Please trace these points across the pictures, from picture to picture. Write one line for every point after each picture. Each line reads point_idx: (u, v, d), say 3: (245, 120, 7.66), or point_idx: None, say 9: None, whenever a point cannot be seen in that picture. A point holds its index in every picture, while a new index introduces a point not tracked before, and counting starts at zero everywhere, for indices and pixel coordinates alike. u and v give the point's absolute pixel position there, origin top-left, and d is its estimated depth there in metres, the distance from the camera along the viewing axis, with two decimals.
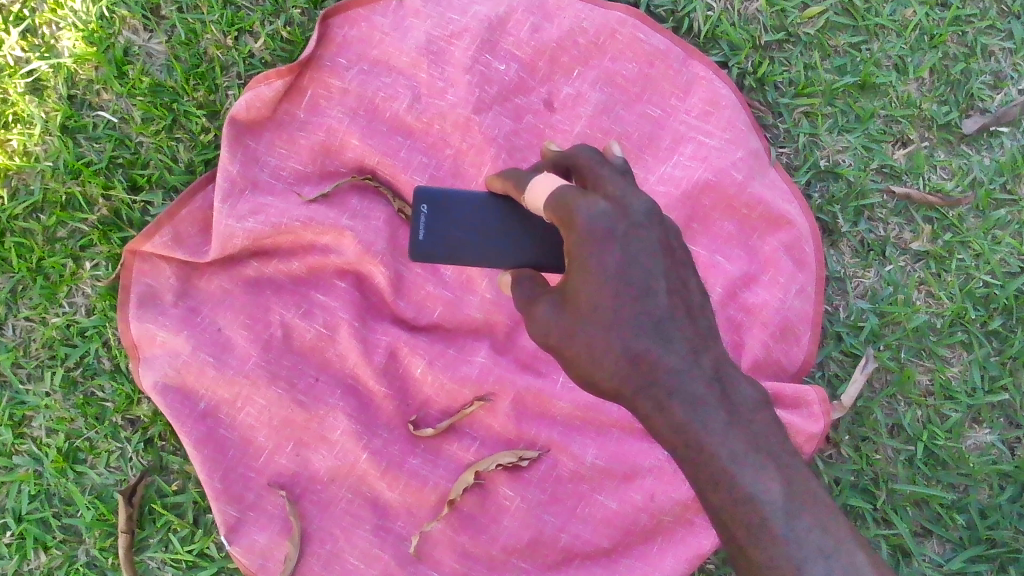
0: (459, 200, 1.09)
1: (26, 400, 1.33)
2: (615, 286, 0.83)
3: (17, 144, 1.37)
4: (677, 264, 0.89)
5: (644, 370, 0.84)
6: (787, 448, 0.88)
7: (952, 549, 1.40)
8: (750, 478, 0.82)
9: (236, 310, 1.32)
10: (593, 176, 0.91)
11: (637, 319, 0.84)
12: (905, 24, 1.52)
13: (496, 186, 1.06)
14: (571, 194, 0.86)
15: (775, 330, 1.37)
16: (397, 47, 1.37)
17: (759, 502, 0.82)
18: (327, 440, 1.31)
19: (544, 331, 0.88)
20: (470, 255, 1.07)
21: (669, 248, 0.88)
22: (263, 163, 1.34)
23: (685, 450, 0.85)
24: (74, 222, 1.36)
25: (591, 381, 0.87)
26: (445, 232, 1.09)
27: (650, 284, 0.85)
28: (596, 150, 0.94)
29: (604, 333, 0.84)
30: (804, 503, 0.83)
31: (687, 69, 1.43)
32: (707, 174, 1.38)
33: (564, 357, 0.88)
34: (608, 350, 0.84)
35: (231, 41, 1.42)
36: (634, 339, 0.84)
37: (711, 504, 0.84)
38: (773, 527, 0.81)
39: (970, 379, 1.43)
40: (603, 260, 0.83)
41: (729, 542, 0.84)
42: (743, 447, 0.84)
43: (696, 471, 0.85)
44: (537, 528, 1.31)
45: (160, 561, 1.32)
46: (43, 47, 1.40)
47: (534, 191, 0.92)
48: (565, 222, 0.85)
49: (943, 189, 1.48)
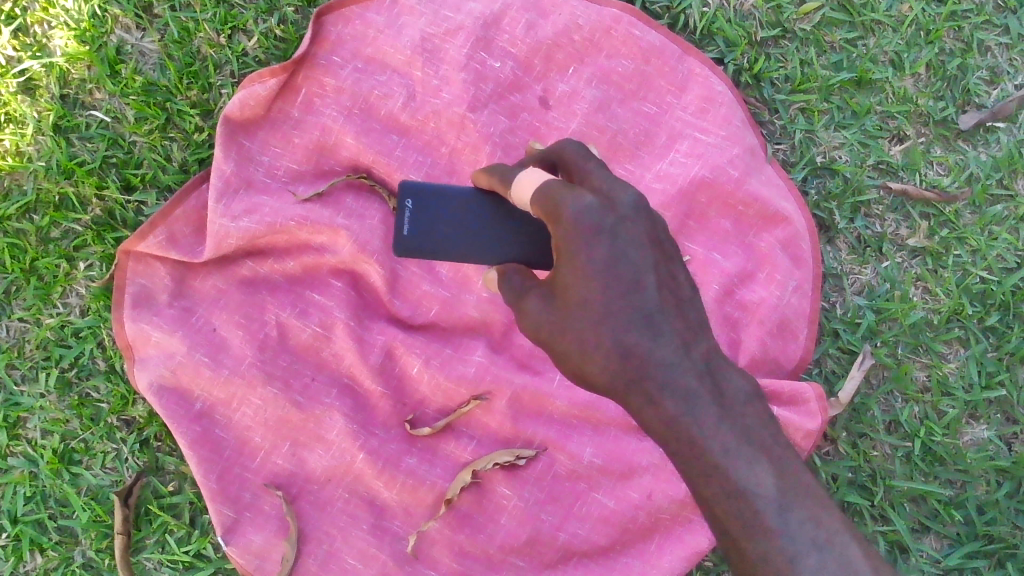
0: (442, 196, 1.09)
1: (21, 402, 1.32)
2: (603, 280, 0.83)
3: (10, 144, 1.36)
4: (667, 258, 0.88)
5: (636, 364, 0.84)
6: (779, 441, 0.88)
7: (949, 545, 1.40)
8: (743, 473, 0.83)
9: (231, 310, 1.32)
10: (579, 170, 0.92)
11: (629, 312, 0.84)
12: (901, 19, 1.52)
13: (483, 183, 1.06)
14: (555, 187, 0.85)
15: (772, 327, 1.36)
16: (391, 45, 1.36)
17: (751, 495, 0.82)
18: (324, 439, 1.30)
19: (535, 326, 0.88)
20: (458, 250, 1.07)
21: (658, 242, 0.87)
22: (257, 163, 1.34)
23: (677, 445, 0.85)
24: (67, 222, 1.36)
25: (585, 377, 0.87)
26: (430, 227, 1.09)
27: (639, 275, 0.84)
28: (581, 145, 0.95)
29: (594, 327, 0.84)
30: (796, 496, 0.84)
31: (682, 66, 1.43)
32: (703, 171, 1.38)
33: (557, 352, 0.88)
34: (599, 345, 0.84)
35: (224, 40, 1.41)
36: (625, 332, 0.84)
37: (703, 496, 0.85)
38: (765, 520, 0.82)
39: (967, 375, 1.43)
40: (591, 253, 0.83)
41: (722, 535, 0.85)
42: (734, 441, 0.85)
43: (687, 464, 0.85)
44: (534, 527, 1.31)
45: (157, 562, 1.31)
46: (35, 47, 1.39)
47: (520, 186, 0.92)
48: (551, 216, 0.85)
49: (939, 185, 1.48)
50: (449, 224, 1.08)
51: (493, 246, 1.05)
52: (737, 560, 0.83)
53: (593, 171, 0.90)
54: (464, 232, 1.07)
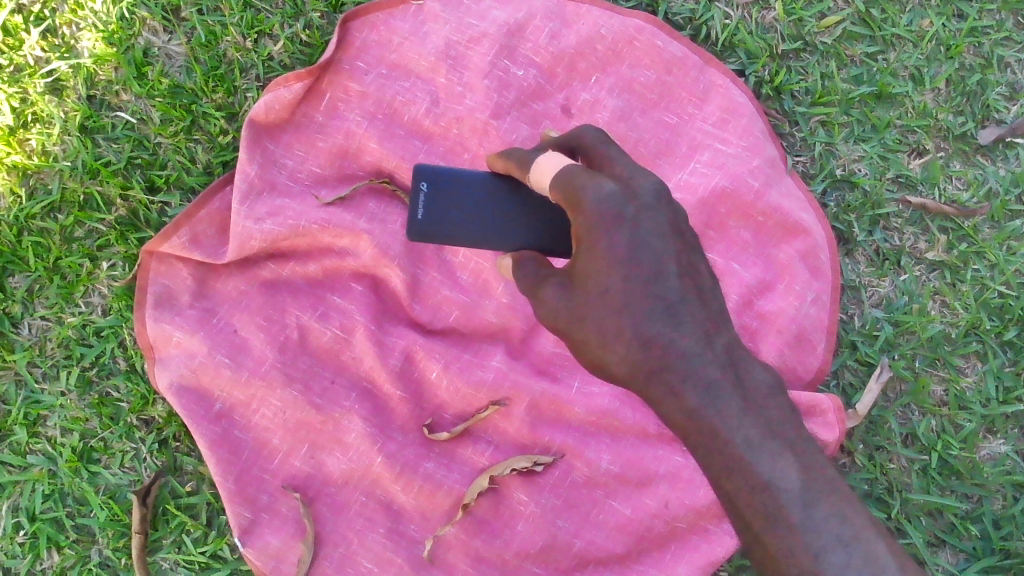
0: (462, 180, 1.07)
1: (41, 399, 1.33)
2: (624, 270, 0.85)
3: (36, 143, 1.38)
4: (688, 251, 0.90)
5: (656, 355, 0.86)
6: (803, 437, 0.89)
7: (966, 560, 1.40)
8: (766, 467, 0.84)
9: (252, 312, 1.32)
10: (601, 156, 0.94)
11: (649, 302, 0.86)
12: (921, 34, 1.52)
13: (499, 166, 1.05)
14: (575, 173, 0.87)
15: (791, 338, 1.36)
16: (416, 51, 1.37)
17: (776, 490, 0.83)
18: (342, 442, 1.31)
19: (552, 315, 0.90)
20: (473, 235, 1.06)
21: (679, 232, 0.90)
22: (281, 165, 1.34)
23: (697, 436, 0.86)
24: (91, 222, 1.37)
25: (603, 366, 0.89)
26: (446, 211, 1.07)
27: (660, 266, 0.86)
28: (600, 132, 0.96)
29: (614, 316, 0.86)
30: (819, 491, 0.84)
31: (703, 77, 1.43)
32: (724, 181, 1.39)
33: (574, 341, 0.90)
34: (619, 336, 0.86)
35: (251, 44, 1.42)
36: (646, 322, 0.86)
37: (726, 492, 0.86)
38: (789, 516, 0.82)
39: (984, 390, 1.43)
40: (613, 242, 0.85)
41: (744, 531, 0.85)
42: (759, 439, 0.85)
43: (709, 458, 0.86)
44: (551, 533, 1.31)
45: (173, 562, 1.32)
46: (63, 48, 1.40)
47: (539, 170, 0.92)
48: (571, 203, 0.86)
49: (958, 200, 1.48)
50: (467, 208, 1.07)
51: (508, 234, 1.04)
52: (759, 556, 0.84)
53: (614, 158, 0.92)
54: (479, 220, 1.06)
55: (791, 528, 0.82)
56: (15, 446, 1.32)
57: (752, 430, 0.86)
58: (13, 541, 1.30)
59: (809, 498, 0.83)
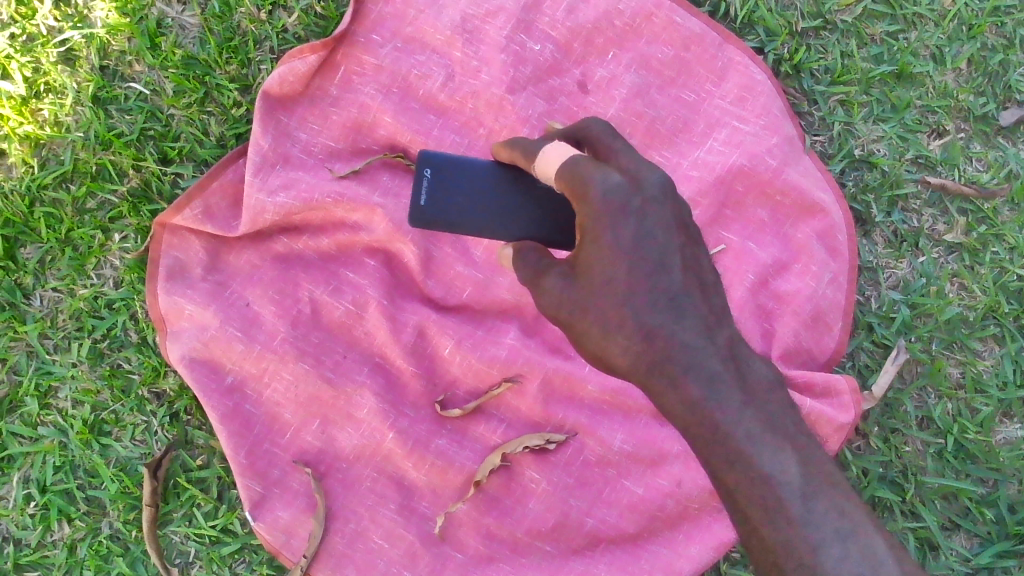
0: (466, 169, 1.05)
1: (52, 370, 1.33)
2: (629, 258, 0.83)
3: (49, 114, 1.37)
4: (693, 241, 0.89)
5: (659, 346, 0.84)
6: (806, 431, 0.88)
7: (980, 544, 1.39)
8: (769, 460, 0.83)
9: (265, 285, 1.32)
10: (606, 148, 0.91)
11: (653, 293, 0.84)
12: (943, 13, 1.51)
13: (503, 155, 1.05)
14: (582, 164, 0.84)
15: (807, 318, 1.35)
16: (431, 24, 1.35)
17: (777, 482, 0.82)
18: (353, 417, 1.30)
19: (555, 305, 0.88)
20: (476, 224, 1.03)
21: (684, 225, 0.88)
22: (295, 138, 1.33)
23: (697, 427, 0.85)
24: (103, 193, 1.36)
25: (606, 359, 0.87)
26: (449, 199, 1.05)
27: (665, 257, 0.85)
28: (608, 125, 0.94)
29: (617, 307, 0.84)
30: (822, 485, 0.84)
31: (721, 54, 1.42)
32: (740, 159, 1.37)
33: (576, 331, 0.88)
34: (622, 327, 0.84)
35: (265, 15, 1.41)
36: (649, 314, 0.84)
37: (725, 483, 0.85)
38: (789, 508, 0.82)
39: (1002, 373, 1.42)
40: (619, 232, 0.83)
41: (744, 520, 0.84)
42: (760, 429, 0.85)
43: (709, 451, 0.85)
44: (561, 512, 1.30)
45: (183, 536, 1.31)
46: (76, 17, 1.40)
47: (543, 161, 0.89)
48: (576, 193, 0.84)
49: (978, 181, 1.47)
50: (470, 197, 1.04)
51: (510, 223, 1.02)
52: (757, 546, 0.82)
53: (619, 152, 0.90)
54: (483, 208, 1.03)
55: (786, 512, 0.81)
56: (26, 416, 1.32)
57: (747, 414, 0.85)
58: (24, 512, 1.30)
59: (807, 484, 0.83)
